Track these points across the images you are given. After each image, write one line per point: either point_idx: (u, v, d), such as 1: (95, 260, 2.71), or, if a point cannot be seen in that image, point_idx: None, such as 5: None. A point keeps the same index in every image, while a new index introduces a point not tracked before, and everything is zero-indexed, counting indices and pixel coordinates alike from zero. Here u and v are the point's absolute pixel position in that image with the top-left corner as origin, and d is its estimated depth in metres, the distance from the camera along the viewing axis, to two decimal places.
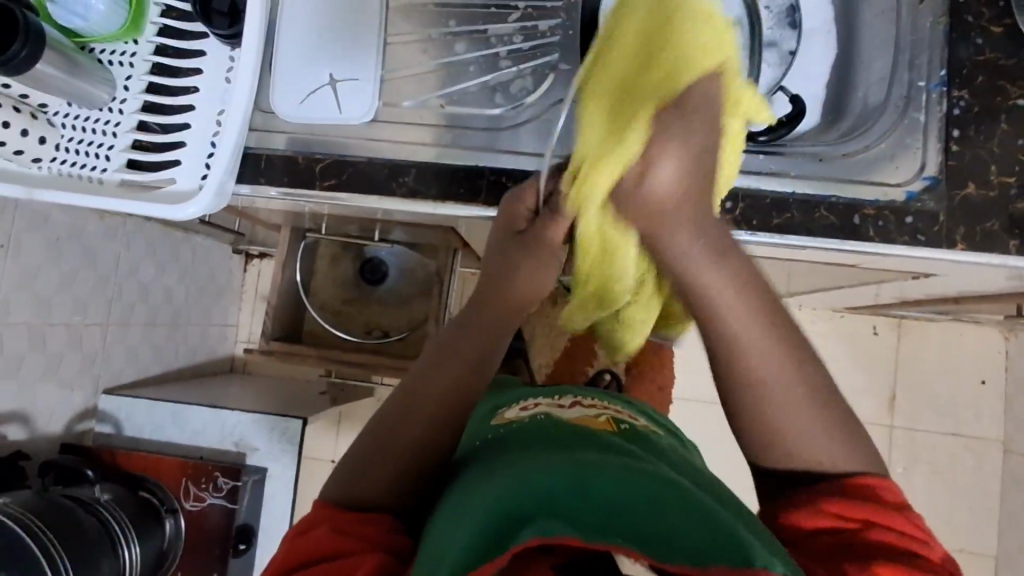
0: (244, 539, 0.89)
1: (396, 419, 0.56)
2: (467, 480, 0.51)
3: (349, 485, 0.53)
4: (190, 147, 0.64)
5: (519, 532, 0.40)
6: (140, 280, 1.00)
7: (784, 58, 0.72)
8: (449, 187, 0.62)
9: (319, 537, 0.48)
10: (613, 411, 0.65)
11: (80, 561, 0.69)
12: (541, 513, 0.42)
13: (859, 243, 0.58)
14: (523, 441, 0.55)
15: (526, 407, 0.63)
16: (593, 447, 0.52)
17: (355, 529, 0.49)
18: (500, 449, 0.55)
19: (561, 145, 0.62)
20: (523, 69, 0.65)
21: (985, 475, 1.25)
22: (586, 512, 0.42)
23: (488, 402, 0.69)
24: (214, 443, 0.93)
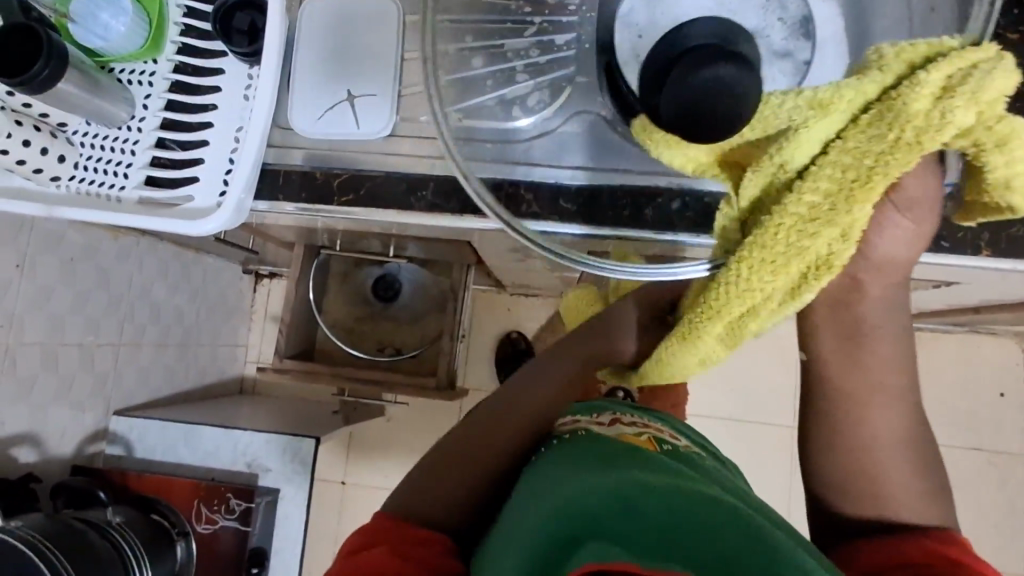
0: (257, 562, 0.87)
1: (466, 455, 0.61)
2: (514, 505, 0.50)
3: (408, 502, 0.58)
4: (208, 165, 0.64)
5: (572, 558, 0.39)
6: (152, 300, 1.00)
7: (800, 69, 0.64)
8: (469, 200, 0.62)
9: (373, 554, 0.51)
10: (658, 431, 0.64)
11: None
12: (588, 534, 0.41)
13: None
14: (563, 458, 0.54)
15: (566, 424, 0.62)
16: (646, 468, 0.50)
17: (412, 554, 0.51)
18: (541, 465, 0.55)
19: (577, 157, 0.64)
20: (540, 82, 0.66)
21: (1009, 490, 1.22)
22: (644, 539, 0.41)
23: (520, 412, 0.69)
24: (225, 464, 0.92)
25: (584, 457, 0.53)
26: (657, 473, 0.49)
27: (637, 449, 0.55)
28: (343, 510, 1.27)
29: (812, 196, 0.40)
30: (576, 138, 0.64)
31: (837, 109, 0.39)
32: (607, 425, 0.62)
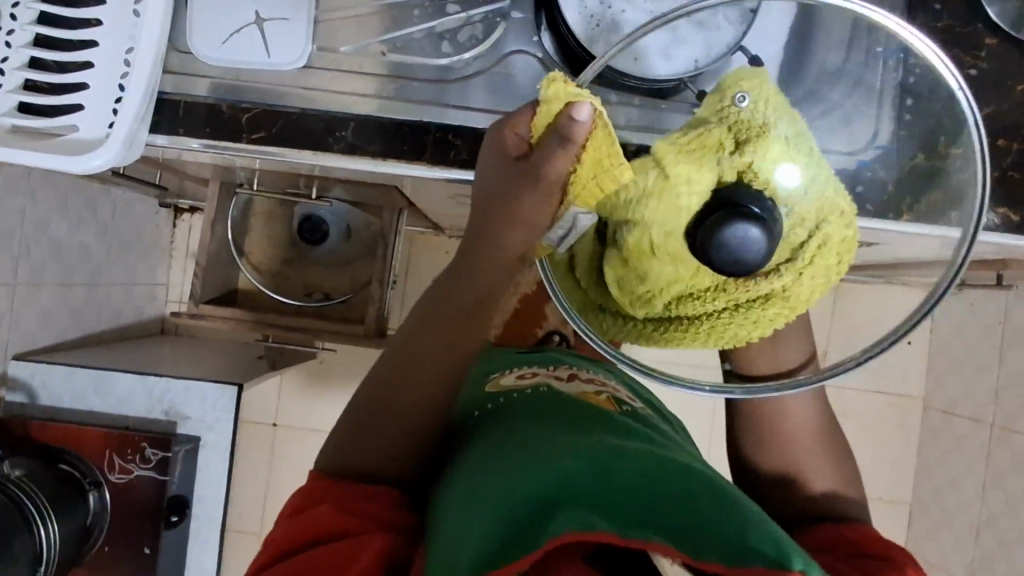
0: (178, 511, 0.84)
1: (393, 392, 0.54)
2: (486, 455, 0.56)
3: (342, 452, 0.56)
4: (93, 91, 0.56)
5: (550, 525, 0.45)
6: (50, 235, 0.91)
7: (746, 16, 0.61)
8: (392, 143, 0.57)
9: (320, 512, 0.52)
10: (611, 389, 0.70)
11: None
12: (569, 501, 0.47)
13: None
14: (538, 417, 0.60)
15: (523, 377, 0.71)
16: (610, 430, 0.57)
17: (354, 505, 0.52)
18: (517, 420, 0.60)
19: (513, 101, 0.59)
20: (472, 15, 0.60)
21: (906, 428, 1.33)
22: (611, 502, 0.48)
23: (481, 370, 0.76)
24: (140, 411, 0.87)
25: (551, 417, 0.60)
26: (619, 436, 0.56)
27: (602, 412, 0.62)
28: (274, 450, 1.26)
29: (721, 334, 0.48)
30: (513, 82, 0.59)
31: (781, 300, 0.46)
32: (565, 381, 0.70)
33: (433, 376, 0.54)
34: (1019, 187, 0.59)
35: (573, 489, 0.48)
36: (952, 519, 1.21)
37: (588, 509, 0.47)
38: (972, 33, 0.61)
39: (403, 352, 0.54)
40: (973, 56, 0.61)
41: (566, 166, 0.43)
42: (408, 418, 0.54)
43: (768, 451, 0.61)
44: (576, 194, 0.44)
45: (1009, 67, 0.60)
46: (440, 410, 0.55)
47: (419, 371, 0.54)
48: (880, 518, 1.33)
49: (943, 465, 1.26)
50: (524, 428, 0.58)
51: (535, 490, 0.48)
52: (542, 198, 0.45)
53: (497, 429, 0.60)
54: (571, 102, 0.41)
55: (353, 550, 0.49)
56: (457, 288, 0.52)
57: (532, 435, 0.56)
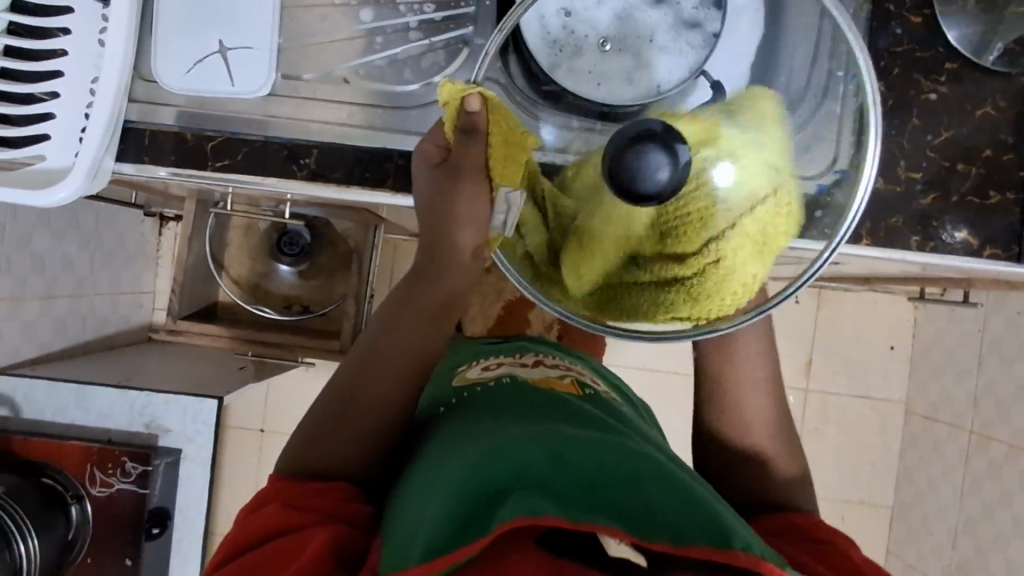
0: (159, 522, 0.85)
1: (354, 382, 0.55)
2: (440, 449, 0.54)
3: (302, 451, 0.55)
4: (59, 121, 0.57)
5: (498, 511, 0.44)
6: (33, 249, 0.92)
7: (708, 41, 0.62)
8: (356, 171, 0.58)
9: (271, 510, 0.51)
10: (575, 373, 0.70)
11: None
12: (519, 487, 0.46)
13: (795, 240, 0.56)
14: (497, 404, 0.59)
15: (489, 368, 0.69)
16: (569, 416, 0.56)
17: (306, 502, 0.51)
18: (476, 409, 0.59)
19: None
20: (435, 42, 0.60)
21: (887, 433, 1.34)
22: (564, 488, 0.46)
23: (447, 361, 0.74)
24: (122, 425, 0.87)
25: (512, 404, 0.58)
26: (576, 424, 0.54)
27: (564, 396, 0.61)
28: (261, 455, 1.28)
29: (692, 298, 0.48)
30: None
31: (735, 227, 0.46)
32: (530, 366, 0.69)
33: (401, 372, 0.55)
34: (976, 211, 0.60)
35: (525, 479, 0.47)
36: (930, 523, 1.23)
37: (537, 494, 0.45)
38: (934, 58, 0.61)
39: (371, 345, 0.55)
40: (933, 80, 0.61)
41: (477, 150, 0.47)
42: (371, 417, 0.54)
43: (722, 473, 0.61)
44: (496, 169, 0.48)
45: (968, 92, 0.61)
46: (403, 403, 0.56)
47: (384, 373, 0.55)
48: (862, 521, 1.34)
49: (923, 468, 1.27)
50: (484, 416, 0.57)
51: (488, 480, 0.47)
52: (472, 191, 0.49)
53: (450, 422, 0.58)
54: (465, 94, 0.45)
55: (301, 543, 0.48)
56: (421, 288, 0.54)
57: (488, 426, 0.54)
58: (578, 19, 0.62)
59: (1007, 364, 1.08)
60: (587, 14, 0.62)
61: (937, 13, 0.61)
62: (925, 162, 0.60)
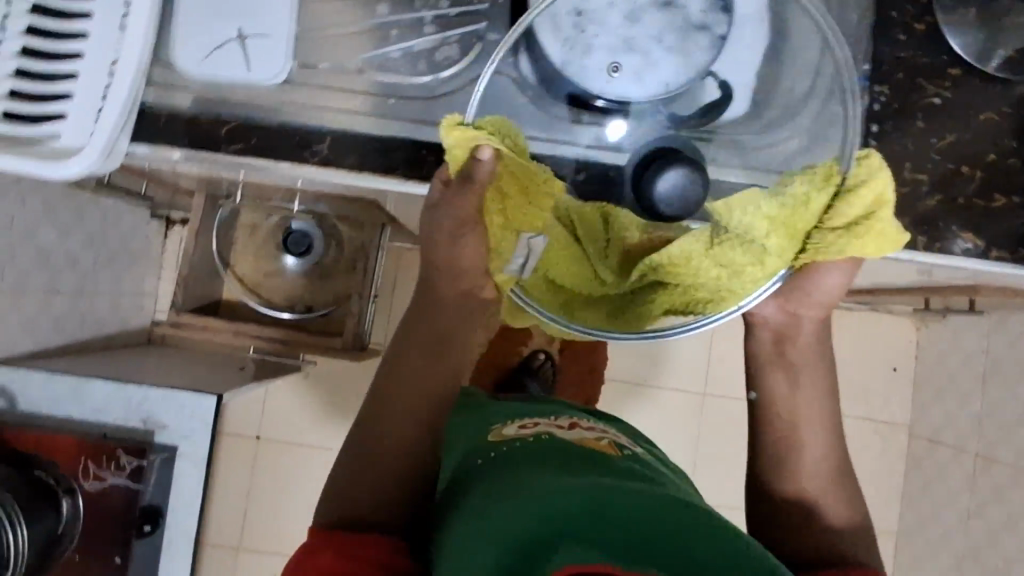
0: (150, 520, 0.85)
1: (372, 422, 0.64)
2: (482, 500, 0.53)
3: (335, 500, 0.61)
4: (78, 101, 0.58)
5: (550, 560, 0.42)
6: (36, 243, 0.92)
7: (715, 44, 0.63)
8: (366, 158, 0.59)
9: (323, 559, 0.54)
10: (613, 436, 0.68)
11: None
12: (567, 535, 0.44)
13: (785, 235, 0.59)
14: (538, 453, 0.57)
15: (526, 428, 0.66)
16: (612, 469, 0.54)
17: (354, 550, 0.54)
18: (517, 459, 0.57)
19: None
20: (449, 35, 0.61)
21: (891, 455, 1.32)
22: (614, 537, 0.44)
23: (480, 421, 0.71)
24: (117, 421, 0.86)
25: (555, 455, 0.57)
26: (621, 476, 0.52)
27: (605, 454, 0.59)
28: (255, 463, 1.26)
29: (703, 286, 0.60)
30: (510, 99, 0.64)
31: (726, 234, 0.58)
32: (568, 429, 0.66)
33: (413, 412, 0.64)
34: (982, 214, 0.60)
35: (570, 531, 0.45)
36: (937, 549, 1.20)
37: (588, 542, 0.43)
38: (937, 64, 0.62)
39: (384, 390, 0.65)
40: (937, 86, 0.62)
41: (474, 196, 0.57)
42: (397, 458, 0.62)
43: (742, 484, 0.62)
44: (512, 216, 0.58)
45: (971, 97, 0.62)
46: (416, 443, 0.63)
47: (399, 412, 0.63)
48: None
49: (927, 492, 1.25)
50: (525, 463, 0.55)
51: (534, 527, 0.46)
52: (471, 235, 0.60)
53: (485, 471, 0.57)
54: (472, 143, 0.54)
55: None
56: (425, 326, 0.65)
57: (525, 471, 0.53)
58: (589, 19, 0.63)
59: (1010, 386, 1.06)
60: (598, 15, 0.63)
61: (939, 21, 0.62)
62: (930, 163, 0.61)
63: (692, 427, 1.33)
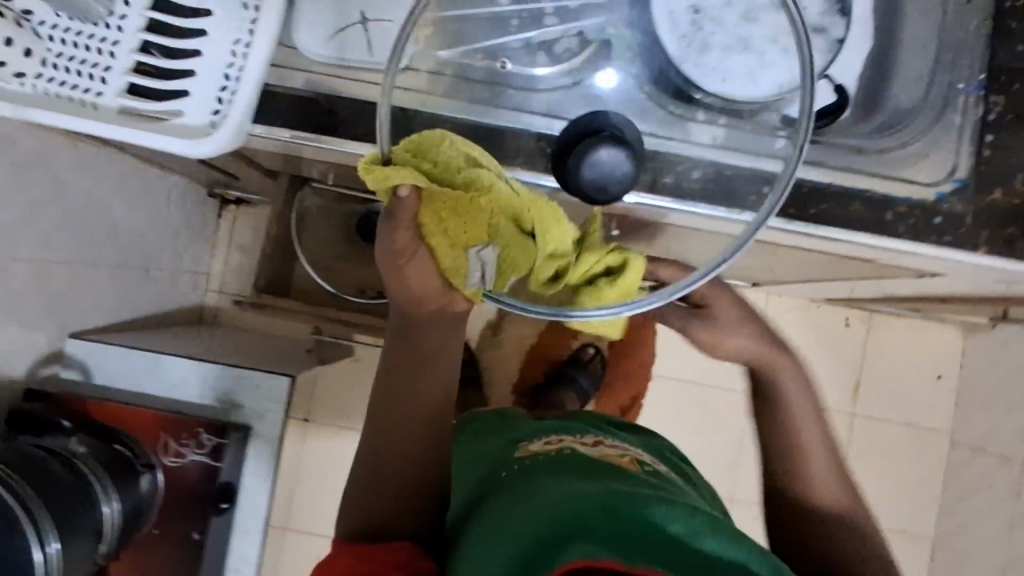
0: (226, 498, 0.85)
1: (386, 448, 0.61)
2: (500, 506, 0.58)
3: (356, 510, 0.62)
4: (201, 78, 0.58)
5: (559, 553, 0.46)
6: (110, 218, 0.92)
7: (833, 47, 0.63)
8: (485, 146, 0.57)
9: (345, 561, 0.57)
10: (634, 454, 0.69)
11: (62, 515, 0.62)
12: (576, 533, 0.47)
13: (886, 239, 0.60)
14: (555, 468, 0.60)
15: (551, 442, 0.68)
16: (623, 480, 0.57)
17: (374, 555, 0.57)
18: (534, 473, 0.60)
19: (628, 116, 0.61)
20: (569, 28, 0.62)
21: (931, 462, 1.33)
22: (617, 532, 0.47)
23: (505, 435, 0.73)
24: (191, 397, 0.88)
25: (573, 469, 0.59)
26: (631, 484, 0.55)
27: (619, 468, 0.61)
28: (303, 445, 1.27)
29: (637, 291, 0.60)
30: (626, 92, 0.62)
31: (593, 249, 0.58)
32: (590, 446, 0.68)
33: (409, 435, 0.61)
34: None
35: (572, 523, 0.49)
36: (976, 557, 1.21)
37: (594, 538, 0.47)
38: None
39: (374, 418, 0.62)
40: None
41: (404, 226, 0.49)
42: (409, 469, 0.61)
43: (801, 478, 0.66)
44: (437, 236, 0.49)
45: None
46: (416, 455, 0.61)
47: (393, 432, 0.61)
48: (902, 552, 1.32)
49: (968, 500, 1.26)
50: (547, 476, 0.59)
51: (546, 527, 0.50)
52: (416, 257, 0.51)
53: (505, 482, 0.62)
54: (389, 183, 0.47)
55: None
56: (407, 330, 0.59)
57: (544, 482, 0.57)
58: (708, 16, 0.62)
59: None
60: (716, 13, 0.62)
61: None
62: None
63: (742, 426, 1.32)
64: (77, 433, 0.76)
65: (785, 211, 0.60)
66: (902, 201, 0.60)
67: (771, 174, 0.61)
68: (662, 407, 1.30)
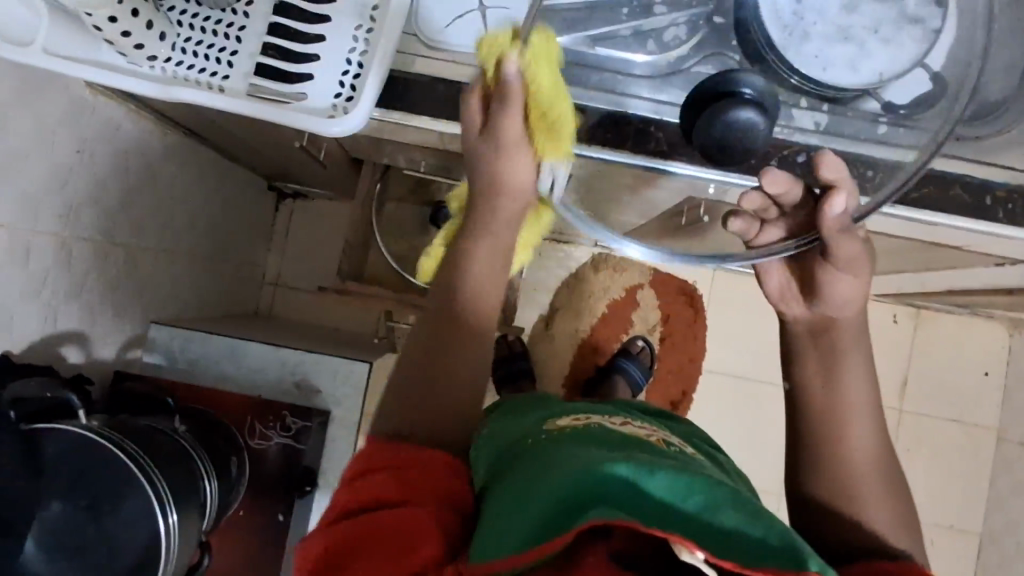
0: (309, 481, 0.87)
1: (422, 364, 0.57)
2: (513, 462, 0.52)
3: (390, 416, 0.56)
4: (326, 62, 0.60)
5: (581, 512, 0.42)
6: (190, 206, 0.94)
7: (929, 37, 0.64)
8: (598, 129, 0.62)
9: (380, 479, 0.50)
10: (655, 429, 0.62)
11: (175, 483, 0.68)
12: (598, 491, 0.43)
13: (989, 223, 0.63)
14: (574, 430, 0.54)
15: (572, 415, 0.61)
16: (647, 448, 0.51)
17: (411, 477, 0.50)
18: (551, 434, 0.55)
19: None
20: (677, 17, 0.64)
21: (978, 458, 1.34)
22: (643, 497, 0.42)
23: (521, 407, 0.67)
24: (272, 381, 0.89)
25: (593, 432, 0.54)
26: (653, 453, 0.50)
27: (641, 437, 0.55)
28: None
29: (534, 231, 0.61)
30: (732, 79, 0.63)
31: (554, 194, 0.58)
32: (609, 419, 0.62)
33: (466, 349, 0.58)
34: None
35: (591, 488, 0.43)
36: None
37: (615, 499, 0.42)
38: None
39: (437, 321, 0.59)
40: None
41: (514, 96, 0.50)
42: (455, 392, 0.57)
43: (873, 466, 0.61)
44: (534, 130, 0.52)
45: None
46: (473, 367, 0.58)
47: (455, 346, 0.58)
48: (950, 548, 1.32)
49: (1017, 496, 1.27)
50: (566, 436, 0.53)
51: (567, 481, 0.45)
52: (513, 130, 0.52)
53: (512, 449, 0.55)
54: (495, 55, 0.50)
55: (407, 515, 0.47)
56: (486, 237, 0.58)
57: (562, 440, 0.52)
58: (808, 6, 0.63)
59: None
60: (817, 3, 0.63)
61: None
62: None
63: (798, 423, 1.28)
64: (177, 411, 0.81)
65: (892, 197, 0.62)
66: (999, 185, 0.63)
67: (874, 159, 0.62)
68: (712, 401, 1.31)
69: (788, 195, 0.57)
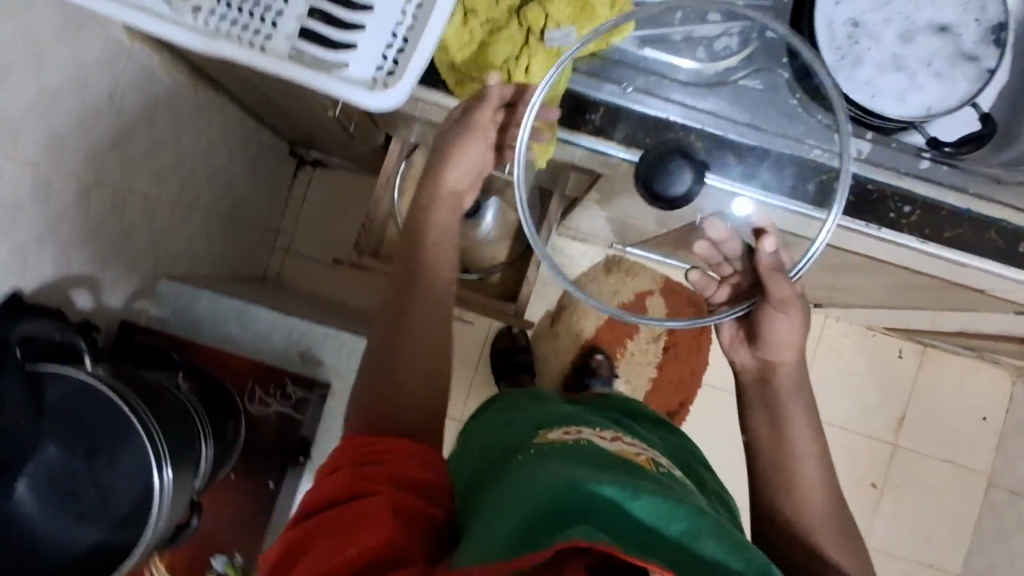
0: (304, 451, 0.86)
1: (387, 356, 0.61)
2: (503, 474, 0.50)
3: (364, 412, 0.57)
4: (371, 33, 0.58)
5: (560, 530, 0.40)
6: (212, 163, 0.94)
7: (982, 76, 0.63)
8: (637, 133, 0.61)
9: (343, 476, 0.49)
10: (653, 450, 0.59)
11: (173, 435, 0.68)
12: (581, 512, 0.41)
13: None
14: (567, 445, 0.52)
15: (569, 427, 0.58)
16: (638, 470, 0.49)
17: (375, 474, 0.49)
18: (544, 446, 0.52)
19: (775, 122, 0.62)
20: (732, 26, 0.63)
21: (967, 502, 1.34)
22: (626, 522, 0.40)
23: (518, 411, 0.64)
24: (277, 348, 0.89)
25: (586, 447, 0.51)
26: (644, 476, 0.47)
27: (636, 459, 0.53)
28: None
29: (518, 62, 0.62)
30: (777, 96, 0.63)
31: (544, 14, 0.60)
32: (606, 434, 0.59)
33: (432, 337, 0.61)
34: None
35: (574, 510, 0.41)
36: None
37: (598, 520, 0.40)
38: None
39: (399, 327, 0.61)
40: None
41: None
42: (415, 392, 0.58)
43: None
44: None
45: None
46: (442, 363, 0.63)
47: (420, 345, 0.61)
48: None
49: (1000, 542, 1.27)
50: (556, 450, 0.51)
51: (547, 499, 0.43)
52: None
53: (500, 463, 0.53)
54: None
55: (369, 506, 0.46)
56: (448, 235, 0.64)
57: (552, 455, 0.50)
58: (864, 31, 0.63)
59: None
60: (874, 29, 0.63)
61: None
62: None
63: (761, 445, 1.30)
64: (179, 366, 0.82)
65: (919, 232, 0.61)
66: None
67: (912, 194, 0.62)
68: (709, 415, 1.31)
69: (731, 247, 0.65)
